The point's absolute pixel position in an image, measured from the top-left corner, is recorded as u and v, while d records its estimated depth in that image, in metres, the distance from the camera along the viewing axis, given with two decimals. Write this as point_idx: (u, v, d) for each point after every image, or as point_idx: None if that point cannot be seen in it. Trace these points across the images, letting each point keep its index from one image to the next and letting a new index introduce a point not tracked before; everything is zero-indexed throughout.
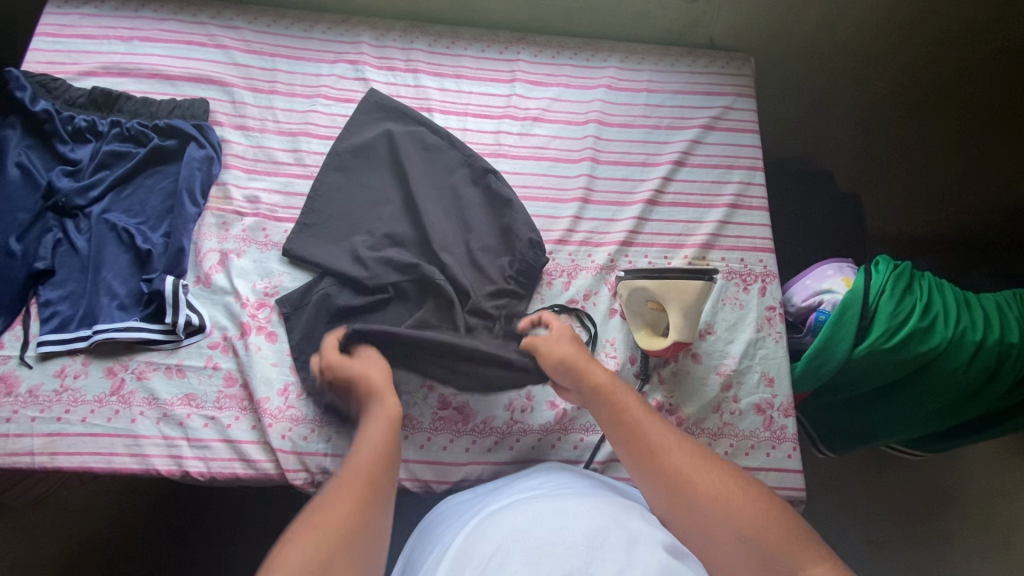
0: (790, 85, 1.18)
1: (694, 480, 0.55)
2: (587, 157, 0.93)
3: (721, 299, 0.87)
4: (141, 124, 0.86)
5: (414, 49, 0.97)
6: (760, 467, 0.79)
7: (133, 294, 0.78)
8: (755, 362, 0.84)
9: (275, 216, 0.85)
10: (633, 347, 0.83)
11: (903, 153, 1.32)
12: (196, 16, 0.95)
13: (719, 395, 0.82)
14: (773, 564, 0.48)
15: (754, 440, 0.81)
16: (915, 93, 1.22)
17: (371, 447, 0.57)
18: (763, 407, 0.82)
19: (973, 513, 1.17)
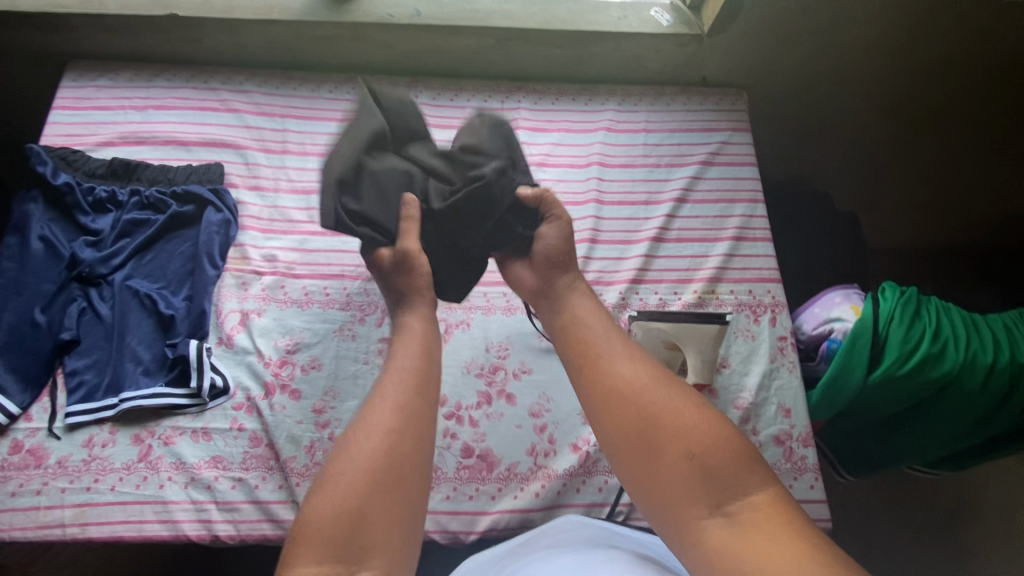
0: (784, 114, 1.21)
1: (650, 404, 0.56)
2: (592, 199, 0.96)
3: (732, 331, 0.89)
4: (160, 191, 0.89)
5: (418, 104, 1.01)
6: None
7: (157, 359, 0.79)
8: (771, 393, 0.85)
9: (292, 273, 0.87)
10: None
11: (897, 171, 1.36)
12: (208, 83, 0.99)
13: (738, 428, 0.83)
14: (716, 482, 0.50)
15: (776, 472, 0.81)
16: (911, 118, 1.24)
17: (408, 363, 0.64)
18: (783, 438, 0.83)
19: (993, 527, 1.19)
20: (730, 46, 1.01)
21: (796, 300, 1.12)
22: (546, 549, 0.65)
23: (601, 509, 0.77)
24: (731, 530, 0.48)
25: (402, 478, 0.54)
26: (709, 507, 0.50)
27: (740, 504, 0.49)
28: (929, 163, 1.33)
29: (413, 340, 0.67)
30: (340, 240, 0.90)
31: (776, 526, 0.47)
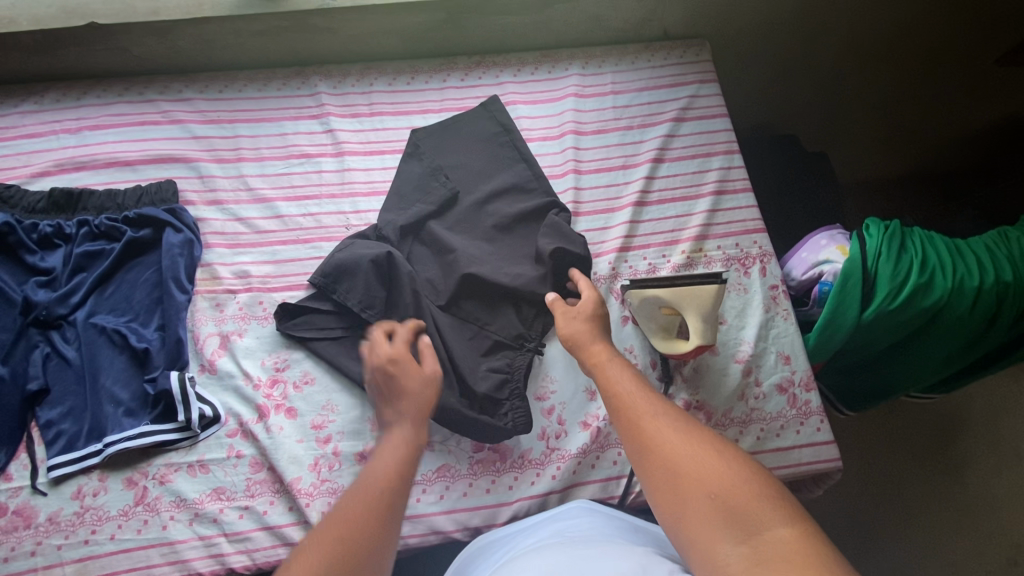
0: (746, 62, 1.19)
1: (671, 448, 0.55)
2: (569, 170, 0.93)
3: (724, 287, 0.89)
4: (110, 218, 0.82)
5: (374, 92, 0.95)
6: (794, 446, 0.81)
7: (138, 397, 0.75)
8: (770, 343, 0.85)
9: (268, 287, 0.83)
10: (652, 351, 0.84)
11: (865, 102, 1.38)
12: (144, 94, 0.92)
13: (742, 382, 0.83)
14: (739, 520, 0.47)
15: (783, 420, 0.82)
16: (876, 49, 1.24)
17: (398, 442, 0.64)
18: (786, 385, 0.83)
19: (983, 435, 1.26)
20: None
21: (779, 246, 1.13)
22: (553, 537, 0.64)
23: (619, 481, 0.77)
24: (753, 561, 0.44)
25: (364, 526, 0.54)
26: (732, 543, 0.46)
27: (765, 537, 0.46)
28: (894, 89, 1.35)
29: (398, 437, 0.65)
30: (313, 245, 0.85)
31: (802, 557, 0.43)
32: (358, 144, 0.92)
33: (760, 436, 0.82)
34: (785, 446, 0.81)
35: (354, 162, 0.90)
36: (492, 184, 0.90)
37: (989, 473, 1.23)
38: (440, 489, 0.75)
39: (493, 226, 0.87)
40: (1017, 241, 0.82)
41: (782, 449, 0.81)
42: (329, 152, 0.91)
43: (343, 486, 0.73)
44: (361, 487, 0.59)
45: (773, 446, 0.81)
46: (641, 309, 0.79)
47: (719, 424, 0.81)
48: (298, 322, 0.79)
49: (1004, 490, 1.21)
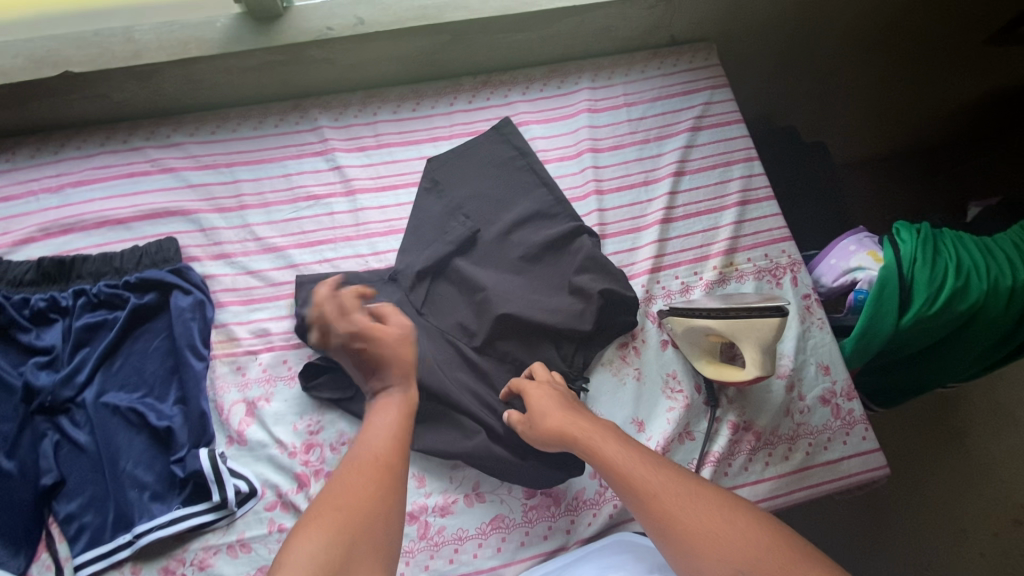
0: (748, 60, 1.17)
1: (688, 524, 0.54)
2: (591, 191, 0.90)
3: None
4: (109, 284, 0.75)
5: (379, 121, 0.90)
6: (842, 457, 0.81)
7: (164, 478, 0.70)
8: (809, 355, 0.84)
9: (291, 344, 0.77)
10: (695, 375, 0.82)
11: (863, 86, 1.39)
12: (128, 142, 0.84)
13: (786, 397, 0.82)
14: None
15: (829, 432, 0.82)
16: (874, 37, 1.25)
17: (383, 434, 0.66)
18: (828, 397, 0.83)
19: (979, 402, 1.35)
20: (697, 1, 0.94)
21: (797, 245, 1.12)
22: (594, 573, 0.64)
23: None
24: None
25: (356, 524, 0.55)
26: None
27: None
28: (893, 72, 1.36)
29: (383, 419, 0.67)
30: None
31: None
32: (368, 180, 0.86)
33: (808, 451, 0.81)
34: (834, 458, 0.81)
35: (367, 200, 0.85)
36: (513, 212, 0.86)
37: (989, 438, 1.32)
38: (497, 542, 0.72)
39: (519, 259, 0.84)
40: None
41: (831, 462, 0.81)
42: (339, 191, 0.85)
43: None
44: (358, 456, 0.63)
45: (823, 460, 0.81)
46: (690, 334, 0.78)
47: (767, 443, 0.80)
48: (327, 380, 0.75)
49: (1000, 454, 1.30)
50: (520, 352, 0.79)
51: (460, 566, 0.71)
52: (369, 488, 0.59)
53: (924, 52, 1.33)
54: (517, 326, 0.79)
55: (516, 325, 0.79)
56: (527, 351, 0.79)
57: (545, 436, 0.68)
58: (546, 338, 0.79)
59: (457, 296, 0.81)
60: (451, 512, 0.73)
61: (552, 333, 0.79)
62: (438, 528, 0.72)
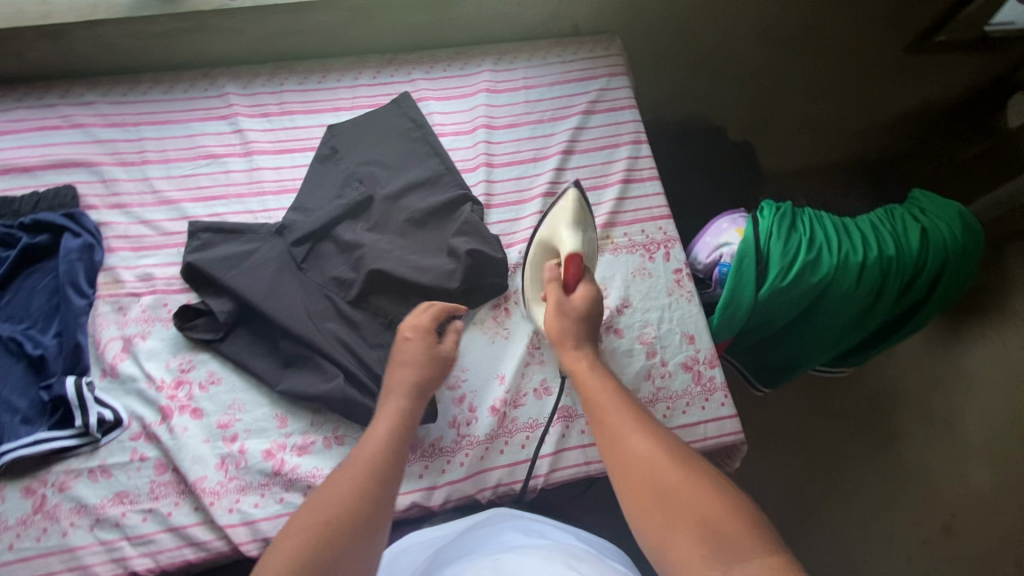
0: (663, 55, 1.23)
1: (649, 457, 0.55)
2: (481, 163, 0.95)
3: (630, 273, 0.92)
4: (6, 225, 0.80)
5: (285, 91, 0.96)
6: (698, 422, 0.83)
7: (35, 405, 0.74)
8: (674, 324, 0.88)
9: (174, 289, 0.82)
10: None
11: (799, 88, 1.44)
12: (44, 99, 0.90)
13: (647, 362, 0.86)
14: (723, 538, 0.46)
15: (689, 397, 0.84)
16: (802, 44, 1.31)
17: (383, 429, 0.64)
18: (690, 363, 0.86)
19: (914, 409, 1.30)
20: None
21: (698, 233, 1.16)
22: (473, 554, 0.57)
23: (522, 466, 0.78)
24: None
25: (339, 522, 0.52)
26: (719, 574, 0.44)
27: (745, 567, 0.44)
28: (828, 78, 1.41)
29: (385, 421, 0.64)
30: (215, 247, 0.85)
31: None
32: (267, 143, 0.92)
33: (667, 414, 0.84)
34: (690, 422, 0.83)
35: (264, 161, 0.91)
36: (404, 178, 0.91)
37: (922, 447, 1.26)
38: None
39: (403, 222, 0.89)
40: (898, 218, 0.88)
41: (688, 425, 0.83)
42: (238, 152, 0.91)
43: (250, 482, 0.73)
44: (353, 461, 0.59)
45: (679, 423, 0.83)
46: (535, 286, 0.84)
47: None
48: (203, 322, 0.80)
49: (936, 462, 1.23)
50: (391, 307, 0.83)
51: None
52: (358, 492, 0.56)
53: (846, 61, 1.37)
54: (390, 284, 0.83)
55: (389, 282, 0.83)
56: (399, 306, 0.83)
57: (557, 334, 0.72)
58: (416, 296, 0.83)
59: (338, 254, 0.86)
60: (308, 452, 0.76)
61: (422, 292, 0.83)
62: (293, 465, 0.75)
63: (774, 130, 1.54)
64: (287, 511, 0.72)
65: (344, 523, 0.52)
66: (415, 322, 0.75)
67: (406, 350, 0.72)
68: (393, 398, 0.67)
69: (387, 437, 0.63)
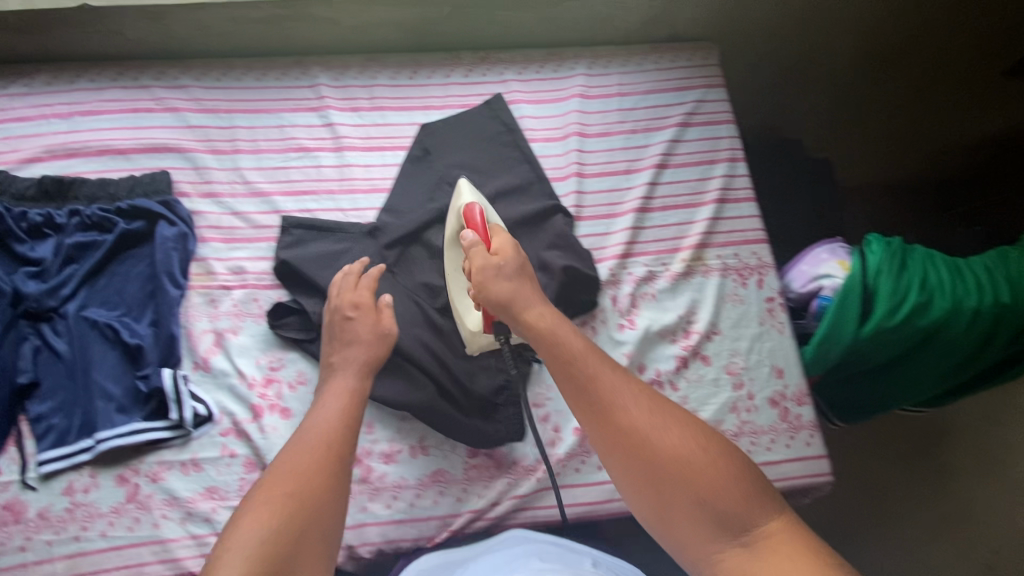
0: (756, 64, 1.18)
1: (646, 431, 0.60)
2: (572, 173, 0.92)
3: (721, 297, 0.89)
4: (102, 208, 0.80)
5: (376, 85, 0.93)
6: (783, 459, 0.81)
7: (130, 393, 0.74)
8: (763, 355, 0.86)
9: (265, 284, 0.81)
10: (641, 356, 0.85)
11: (873, 104, 1.36)
12: (137, 80, 0.89)
13: (733, 395, 0.84)
14: (717, 510, 0.56)
15: (773, 434, 0.82)
16: (874, 56, 1.24)
17: (332, 407, 0.67)
18: (777, 399, 0.84)
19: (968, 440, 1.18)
20: None
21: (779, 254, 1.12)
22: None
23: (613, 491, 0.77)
24: (748, 556, 0.53)
25: (307, 501, 0.57)
26: (723, 543, 0.55)
27: (757, 532, 0.54)
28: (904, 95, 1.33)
29: (335, 400, 0.68)
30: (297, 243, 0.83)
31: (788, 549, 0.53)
32: (358, 139, 0.90)
33: (750, 450, 0.82)
34: (774, 459, 0.81)
35: (355, 158, 0.89)
36: (495, 184, 0.89)
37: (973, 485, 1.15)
38: (434, 495, 0.75)
39: None
40: (1014, 262, 0.83)
41: (771, 463, 0.81)
42: (329, 147, 0.89)
43: None
44: (305, 439, 0.63)
45: (765, 459, 0.81)
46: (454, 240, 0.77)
47: None
48: (291, 320, 0.79)
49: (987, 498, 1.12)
50: None
51: (395, 512, 0.74)
52: (317, 469, 0.60)
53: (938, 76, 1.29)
54: None
55: None
56: None
57: (496, 302, 0.68)
58: None
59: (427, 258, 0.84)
60: (395, 460, 0.76)
61: None
62: (380, 474, 0.75)
63: (849, 149, 1.44)
64: (373, 519, 0.74)
65: (313, 503, 0.57)
66: (353, 296, 0.75)
67: (364, 331, 0.73)
68: (339, 376, 0.70)
69: (334, 414, 0.66)
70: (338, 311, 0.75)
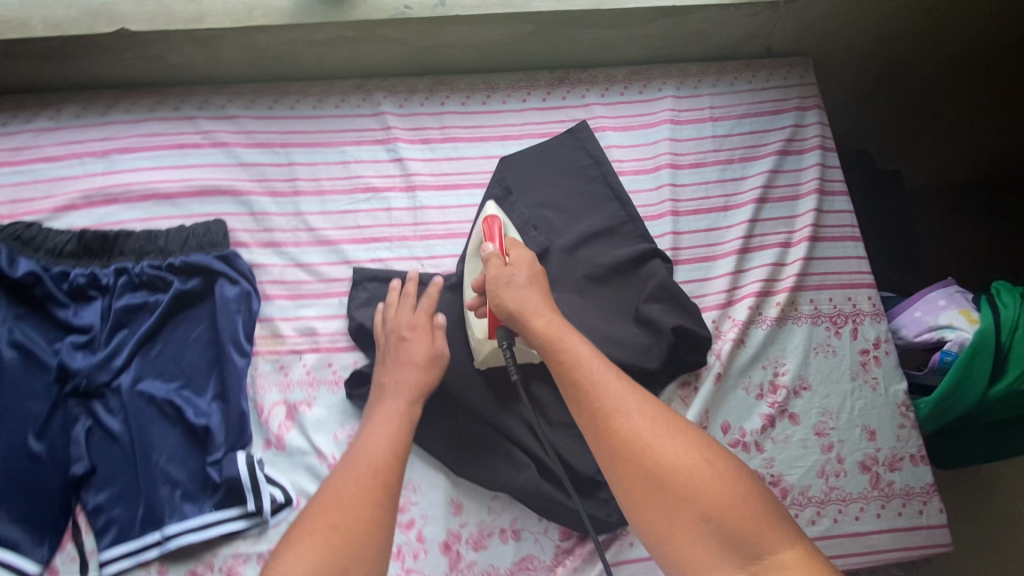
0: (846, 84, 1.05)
1: (651, 450, 0.51)
2: (667, 211, 0.83)
3: (811, 347, 0.81)
4: (153, 265, 0.70)
5: (446, 112, 0.83)
6: (890, 528, 0.76)
7: (197, 478, 0.66)
8: (854, 416, 0.79)
9: (338, 347, 0.73)
10: (727, 415, 0.78)
11: (945, 99, 1.08)
12: (179, 109, 0.79)
13: (822, 459, 0.77)
14: (736, 540, 0.47)
15: (864, 502, 0.76)
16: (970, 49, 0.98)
17: (381, 429, 0.58)
18: (868, 464, 0.78)
19: None
20: (808, 12, 0.84)
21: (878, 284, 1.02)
22: None
23: None
24: None
25: (355, 537, 0.49)
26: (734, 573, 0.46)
27: (770, 563, 0.45)
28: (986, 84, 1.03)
29: (382, 424, 0.59)
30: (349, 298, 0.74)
31: None
32: (429, 176, 0.80)
33: (837, 519, 0.76)
34: (881, 528, 0.76)
35: (428, 198, 0.79)
36: (581, 226, 0.80)
37: None
38: None
39: (582, 279, 0.78)
40: None
41: (860, 534, 0.75)
42: (399, 186, 0.79)
43: None
44: (353, 464, 0.55)
45: (875, 527, 0.76)
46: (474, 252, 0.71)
47: (795, 503, 0.75)
48: (349, 389, 0.70)
49: None
50: None
51: None
52: (368, 500, 0.51)
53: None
54: None
55: None
56: None
57: (507, 311, 0.62)
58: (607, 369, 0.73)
59: None
60: (484, 546, 0.68)
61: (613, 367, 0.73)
62: (469, 561, 0.67)
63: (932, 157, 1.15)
64: None
65: (361, 539, 0.49)
66: (403, 319, 0.67)
67: (418, 353, 0.65)
68: (388, 399, 0.61)
69: (384, 438, 0.57)
70: (393, 335, 0.67)
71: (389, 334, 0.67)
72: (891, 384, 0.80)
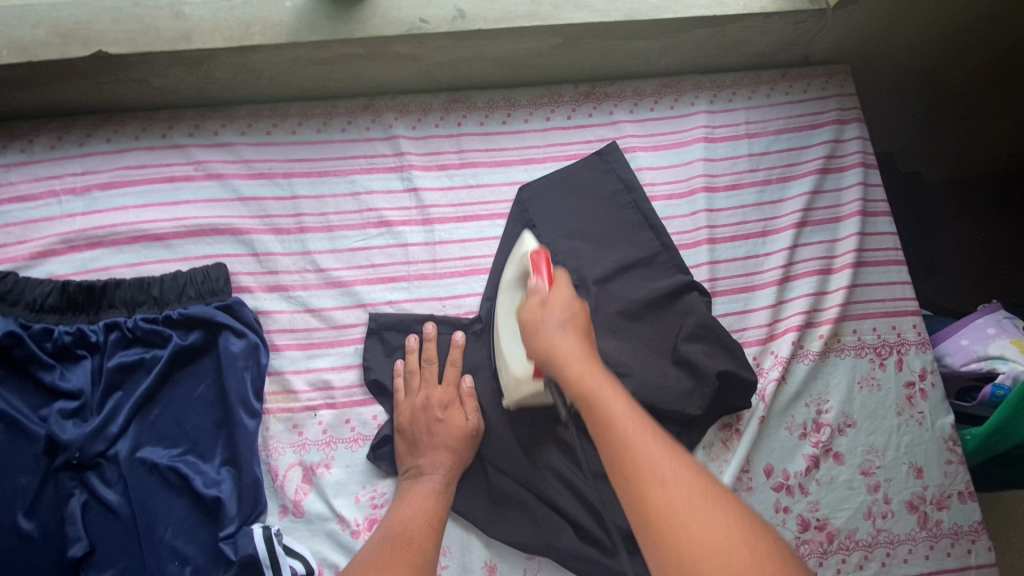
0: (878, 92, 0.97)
1: (680, 516, 0.40)
2: (703, 239, 0.77)
3: (856, 381, 0.77)
4: (147, 318, 0.64)
5: (464, 134, 0.76)
6: (939, 570, 0.72)
7: (208, 552, 0.60)
8: (901, 452, 0.75)
9: (355, 401, 0.67)
10: (770, 457, 0.73)
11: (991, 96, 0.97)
12: (167, 137, 0.71)
13: (868, 499, 0.73)
14: None
15: (912, 543, 0.72)
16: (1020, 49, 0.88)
17: (417, 503, 0.58)
18: (916, 503, 0.73)
19: None
20: (854, 19, 0.78)
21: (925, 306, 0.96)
22: None
23: None
24: None
25: None
26: None
27: None
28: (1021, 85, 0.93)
29: (416, 499, 0.59)
30: (369, 348, 0.68)
31: None
32: (447, 207, 0.73)
33: (885, 562, 0.72)
34: (930, 571, 0.72)
35: (446, 232, 0.72)
36: (613, 258, 0.74)
37: None
38: None
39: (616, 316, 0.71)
40: None
41: None
42: (414, 219, 0.72)
43: None
44: (388, 534, 0.54)
45: (922, 570, 0.72)
46: (511, 284, 0.64)
47: (841, 548, 0.71)
48: (373, 448, 0.65)
49: None
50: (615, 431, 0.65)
51: None
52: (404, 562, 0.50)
53: None
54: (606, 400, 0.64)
55: None
56: None
57: (539, 357, 0.54)
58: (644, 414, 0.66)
59: None
60: None
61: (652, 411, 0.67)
62: None
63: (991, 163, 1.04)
64: None
65: None
66: (427, 386, 0.65)
67: (446, 421, 0.63)
68: (422, 476, 0.61)
69: (419, 511, 0.58)
70: (416, 403, 0.64)
71: (413, 401, 0.65)
72: (938, 418, 0.76)
